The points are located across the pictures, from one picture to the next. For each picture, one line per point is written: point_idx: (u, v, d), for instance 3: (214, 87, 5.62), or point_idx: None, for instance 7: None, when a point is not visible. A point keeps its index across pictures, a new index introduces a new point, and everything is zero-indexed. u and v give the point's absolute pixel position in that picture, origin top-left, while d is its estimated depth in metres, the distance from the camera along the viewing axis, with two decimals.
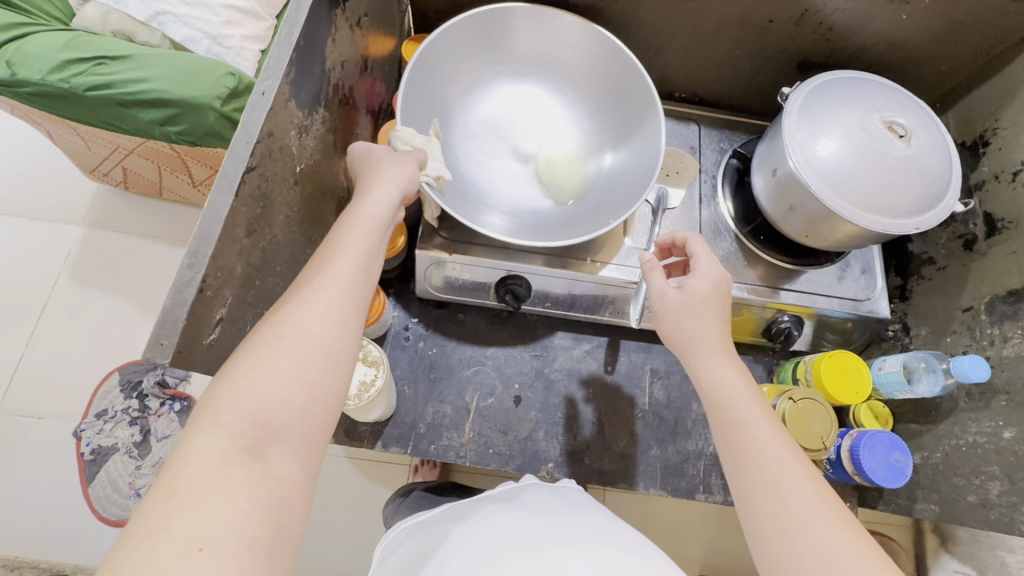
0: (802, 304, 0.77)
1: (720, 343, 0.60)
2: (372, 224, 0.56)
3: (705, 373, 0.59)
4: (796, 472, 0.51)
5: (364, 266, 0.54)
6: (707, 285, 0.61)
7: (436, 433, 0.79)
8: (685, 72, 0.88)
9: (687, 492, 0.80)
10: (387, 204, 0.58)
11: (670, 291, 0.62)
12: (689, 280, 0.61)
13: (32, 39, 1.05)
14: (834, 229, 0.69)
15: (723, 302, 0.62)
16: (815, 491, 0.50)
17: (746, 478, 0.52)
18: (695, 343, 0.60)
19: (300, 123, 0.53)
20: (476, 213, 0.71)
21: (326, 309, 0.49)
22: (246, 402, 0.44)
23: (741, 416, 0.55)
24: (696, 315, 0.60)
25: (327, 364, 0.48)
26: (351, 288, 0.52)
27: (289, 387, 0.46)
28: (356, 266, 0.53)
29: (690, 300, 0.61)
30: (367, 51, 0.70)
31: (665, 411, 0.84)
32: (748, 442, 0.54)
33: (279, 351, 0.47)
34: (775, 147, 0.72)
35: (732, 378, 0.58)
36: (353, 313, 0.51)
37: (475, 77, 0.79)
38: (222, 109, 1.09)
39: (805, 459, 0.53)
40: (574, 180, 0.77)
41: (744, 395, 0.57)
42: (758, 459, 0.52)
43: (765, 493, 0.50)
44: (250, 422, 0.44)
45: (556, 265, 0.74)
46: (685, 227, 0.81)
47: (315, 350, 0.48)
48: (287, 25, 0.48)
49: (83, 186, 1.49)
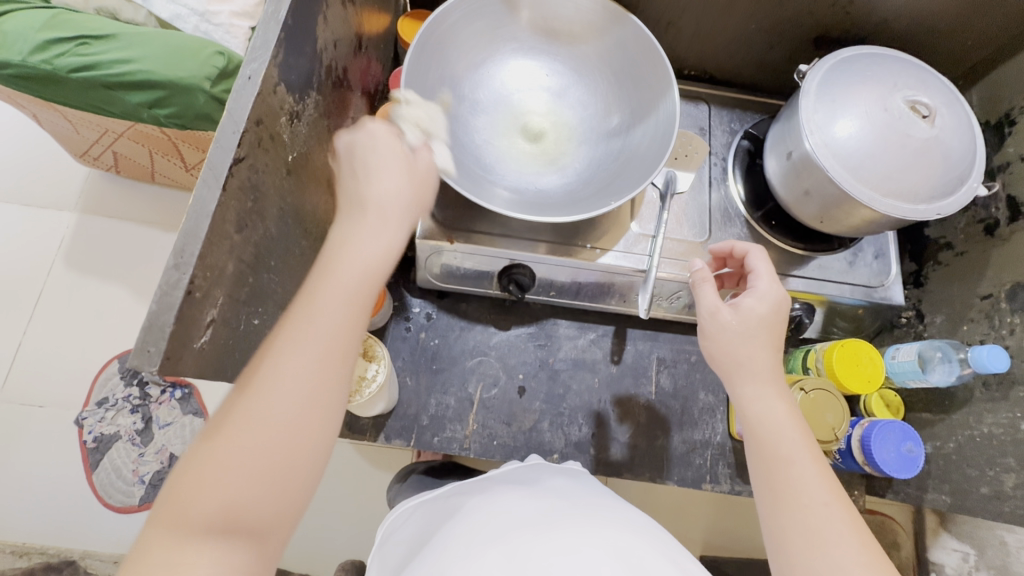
0: (812, 291, 0.75)
1: (771, 371, 0.59)
2: (356, 289, 0.52)
3: (751, 405, 0.58)
4: (839, 519, 0.51)
5: (344, 339, 0.51)
6: (766, 308, 0.60)
7: (440, 425, 0.78)
8: (696, 50, 0.84)
9: (694, 482, 0.79)
10: (379, 250, 0.54)
11: (722, 309, 0.61)
12: (745, 299, 0.60)
13: (11, 18, 1.01)
14: (849, 214, 0.66)
15: (777, 326, 0.61)
16: (856, 540, 0.50)
17: (785, 516, 0.52)
18: (743, 369, 0.59)
19: (291, 108, 0.49)
20: (478, 183, 0.67)
21: (302, 387, 0.48)
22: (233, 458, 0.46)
23: (787, 452, 0.55)
24: (747, 339, 0.59)
25: (296, 445, 0.48)
26: (330, 364, 0.50)
27: (260, 476, 0.46)
28: (336, 339, 0.51)
29: (744, 321, 0.60)
30: (361, 28, 0.66)
31: (671, 400, 0.83)
32: (789, 480, 0.54)
33: (260, 415, 0.47)
34: (791, 128, 0.68)
35: (779, 412, 0.57)
36: (330, 392, 0.50)
37: (510, 42, 0.75)
38: (212, 90, 1.05)
39: (850, 505, 0.53)
40: (576, 163, 0.73)
41: (790, 429, 0.57)
42: (802, 504, 0.52)
43: (804, 530, 0.51)
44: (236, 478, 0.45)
45: (559, 253, 0.72)
46: (693, 212, 0.78)
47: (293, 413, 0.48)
48: (274, 1, 0.45)
49: (73, 171, 1.46)
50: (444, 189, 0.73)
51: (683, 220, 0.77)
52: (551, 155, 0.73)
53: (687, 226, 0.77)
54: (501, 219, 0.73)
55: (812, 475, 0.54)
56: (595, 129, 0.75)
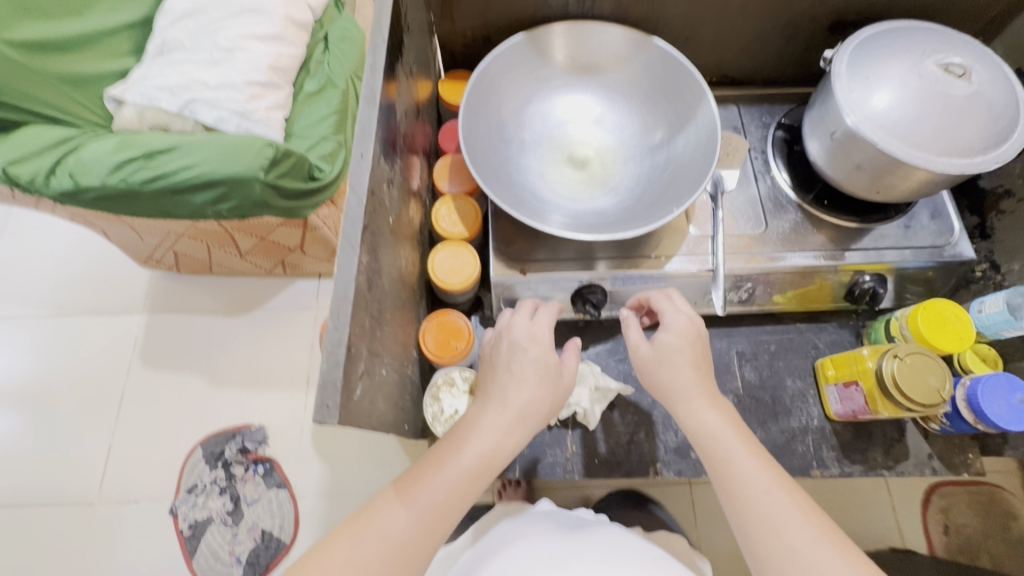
0: (872, 261, 0.77)
1: (700, 387, 0.61)
2: (477, 468, 0.56)
3: (686, 417, 0.60)
4: (785, 501, 0.53)
5: (450, 506, 0.55)
6: (676, 337, 0.63)
7: (540, 451, 0.80)
8: (715, 57, 0.89)
9: (802, 469, 0.79)
10: (506, 440, 0.57)
11: (644, 344, 0.65)
12: (659, 335, 0.64)
13: (86, 147, 1.12)
14: (905, 179, 0.68)
15: (697, 351, 0.63)
16: (804, 516, 0.53)
17: (739, 512, 0.54)
18: (673, 392, 0.61)
19: (388, 176, 0.55)
20: (540, 216, 0.72)
21: (396, 535, 0.53)
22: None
23: (726, 452, 0.57)
24: (669, 367, 0.62)
25: None
26: (430, 527, 0.54)
27: None
28: (443, 503, 0.54)
29: (663, 356, 0.63)
30: (417, 97, 0.73)
31: (760, 392, 0.83)
32: (733, 478, 0.56)
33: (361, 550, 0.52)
34: (828, 110, 0.71)
35: (714, 422, 0.59)
36: (417, 550, 0.53)
37: (546, 82, 0.80)
38: (266, 178, 1.13)
39: (792, 485, 0.55)
40: (627, 180, 0.78)
41: (724, 426, 0.58)
42: (748, 500, 0.54)
43: (757, 518, 0.53)
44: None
45: (629, 267, 0.76)
46: (745, 207, 0.81)
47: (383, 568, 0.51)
48: (366, 87, 0.51)
49: (139, 276, 1.57)
50: (509, 227, 0.78)
51: (737, 216, 0.81)
52: (600, 178, 0.78)
53: (743, 221, 0.80)
54: (568, 243, 0.77)
55: (752, 466, 0.56)
56: (639, 145, 0.79)
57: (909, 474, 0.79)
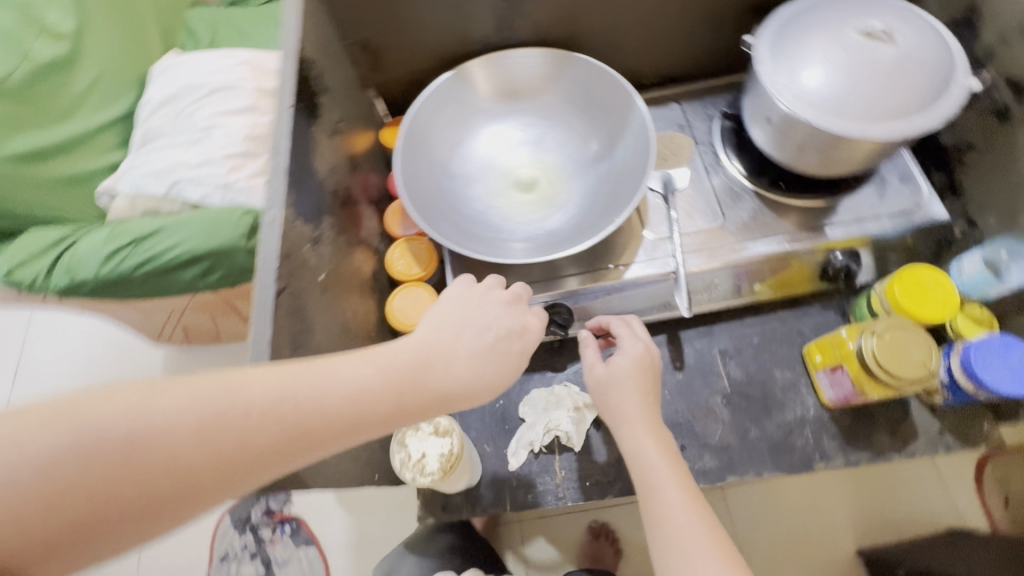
0: (851, 237, 0.75)
1: (643, 416, 0.62)
2: (405, 375, 0.49)
3: (627, 442, 0.61)
4: (701, 534, 0.53)
5: (359, 403, 0.46)
6: (631, 362, 0.65)
7: (529, 481, 0.78)
8: (648, 61, 0.89)
9: (804, 464, 0.75)
10: (452, 364, 0.52)
11: (599, 363, 0.66)
12: (615, 358, 0.65)
13: (79, 243, 1.16)
14: (852, 151, 0.66)
15: (648, 378, 0.65)
16: (717, 552, 0.52)
17: (656, 540, 0.54)
18: (616, 416, 0.62)
19: (311, 236, 0.57)
20: (492, 246, 0.73)
21: (276, 417, 0.42)
22: (80, 439, 0.36)
23: (656, 480, 0.58)
24: (620, 391, 0.63)
25: (224, 470, 0.40)
26: (325, 416, 0.44)
27: (171, 460, 0.38)
28: (350, 396, 0.46)
29: (615, 376, 0.64)
30: (352, 150, 0.75)
31: (749, 388, 0.80)
32: (658, 506, 0.56)
33: (141, 432, 0.38)
34: (760, 96, 0.70)
35: (649, 449, 0.60)
36: (295, 441, 0.43)
37: (481, 114, 0.81)
38: (248, 245, 1.18)
39: (712, 517, 0.55)
40: (574, 196, 0.77)
41: (660, 461, 0.59)
42: (665, 529, 0.54)
43: (675, 561, 0.52)
44: (59, 454, 0.36)
45: (591, 281, 0.75)
46: (701, 202, 0.80)
47: (152, 484, 0.38)
48: (275, 157, 0.55)
49: (153, 354, 1.63)
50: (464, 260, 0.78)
51: (693, 212, 0.79)
52: (549, 198, 0.78)
53: (699, 217, 0.79)
54: (523, 267, 0.76)
55: (677, 496, 0.56)
56: (581, 160, 0.79)
57: (922, 454, 0.74)
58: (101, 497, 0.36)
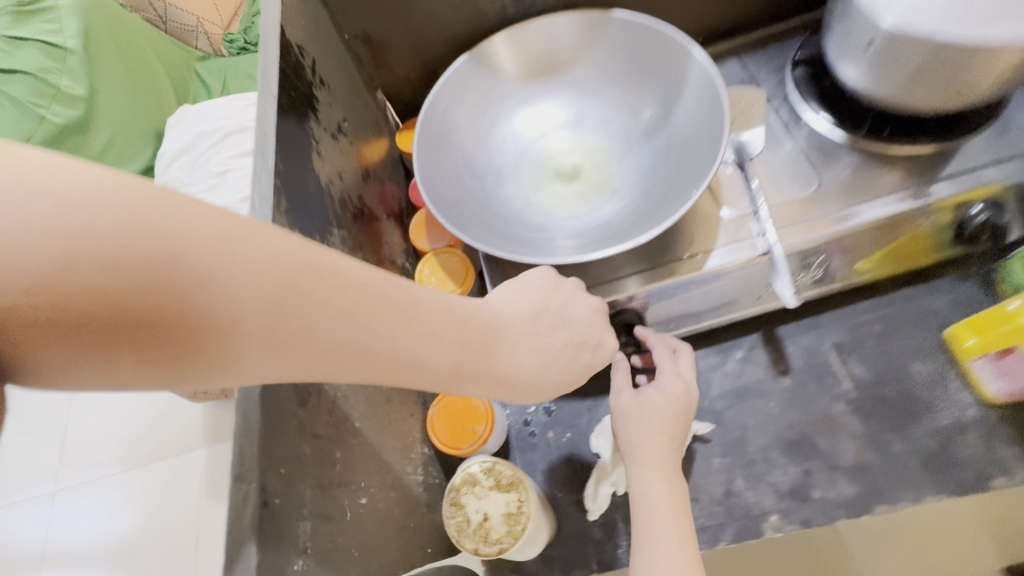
0: (972, 187, 0.58)
1: (664, 458, 0.55)
2: (478, 338, 0.44)
3: (636, 483, 0.55)
4: None
5: (442, 348, 0.40)
6: (663, 397, 0.58)
7: (616, 532, 0.64)
8: (694, 16, 0.76)
9: (975, 484, 0.59)
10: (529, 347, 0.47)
11: (626, 390, 0.60)
12: (648, 389, 0.58)
13: None
14: (991, 67, 0.50)
15: (677, 422, 0.57)
16: None
17: None
18: (635, 452, 0.56)
19: None
20: (536, 249, 0.60)
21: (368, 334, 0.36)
22: (137, 209, 0.28)
23: (654, 531, 0.52)
24: (646, 428, 0.57)
25: (298, 350, 0.33)
26: (411, 347, 0.38)
27: (258, 309, 0.31)
28: (437, 337, 0.40)
29: (644, 409, 0.57)
30: (364, 158, 0.64)
31: (882, 389, 0.65)
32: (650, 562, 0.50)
33: (213, 260, 0.30)
34: (852, 19, 0.56)
35: (659, 497, 0.54)
36: (371, 363, 0.37)
37: (507, 99, 0.70)
38: None
39: None
40: (630, 177, 0.64)
41: (666, 516, 0.52)
42: None
43: None
44: (108, 190, 0.28)
45: (662, 278, 0.60)
46: (783, 167, 0.65)
47: (193, 322, 0.29)
48: (259, 155, 0.45)
49: None
50: None
51: (777, 180, 0.64)
52: (598, 184, 0.65)
53: (786, 184, 0.63)
54: (577, 270, 0.63)
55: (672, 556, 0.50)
56: (633, 134, 0.66)
57: None
58: (145, 300, 0.28)
